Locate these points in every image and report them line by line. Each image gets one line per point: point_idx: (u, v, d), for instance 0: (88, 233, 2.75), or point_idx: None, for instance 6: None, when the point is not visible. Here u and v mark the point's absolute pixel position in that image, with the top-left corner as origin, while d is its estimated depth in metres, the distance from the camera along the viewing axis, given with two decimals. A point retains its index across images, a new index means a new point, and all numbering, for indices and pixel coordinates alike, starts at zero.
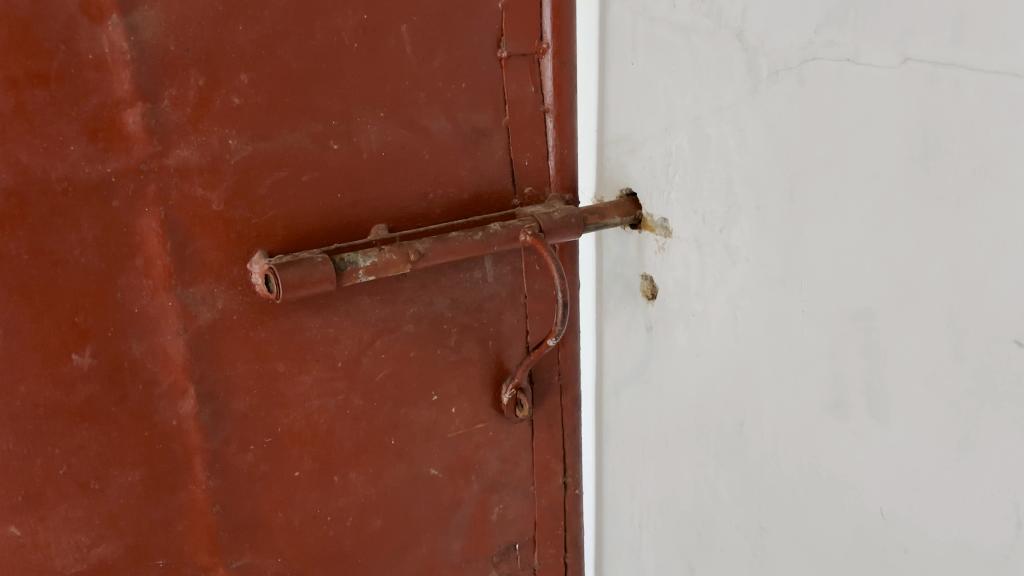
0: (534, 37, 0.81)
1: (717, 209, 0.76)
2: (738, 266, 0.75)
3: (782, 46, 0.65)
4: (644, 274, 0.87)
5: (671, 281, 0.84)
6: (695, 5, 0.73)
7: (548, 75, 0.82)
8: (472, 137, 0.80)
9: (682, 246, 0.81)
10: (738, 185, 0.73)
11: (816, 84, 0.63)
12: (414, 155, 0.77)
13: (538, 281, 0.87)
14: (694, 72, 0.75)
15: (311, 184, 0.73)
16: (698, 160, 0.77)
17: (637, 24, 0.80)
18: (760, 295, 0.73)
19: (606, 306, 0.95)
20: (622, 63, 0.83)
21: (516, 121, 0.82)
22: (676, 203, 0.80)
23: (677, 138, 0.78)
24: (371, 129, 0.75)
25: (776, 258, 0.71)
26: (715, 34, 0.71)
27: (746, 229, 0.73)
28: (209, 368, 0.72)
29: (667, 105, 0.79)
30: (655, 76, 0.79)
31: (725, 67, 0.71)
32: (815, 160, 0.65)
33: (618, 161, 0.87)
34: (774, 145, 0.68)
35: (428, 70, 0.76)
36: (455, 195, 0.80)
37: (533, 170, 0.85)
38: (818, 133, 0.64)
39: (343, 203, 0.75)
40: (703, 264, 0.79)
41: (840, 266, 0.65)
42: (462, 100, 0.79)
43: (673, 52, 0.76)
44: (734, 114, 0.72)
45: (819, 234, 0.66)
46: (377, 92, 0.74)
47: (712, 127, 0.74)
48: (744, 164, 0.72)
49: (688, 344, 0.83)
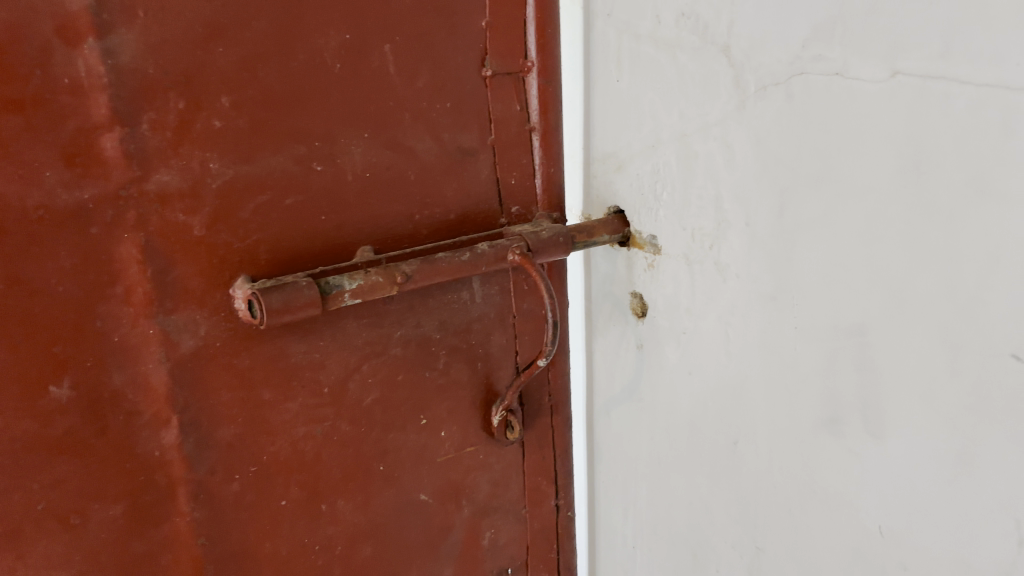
0: (518, 56, 0.80)
1: (706, 225, 0.75)
2: (729, 284, 0.74)
3: (769, 61, 0.65)
4: (634, 292, 0.86)
5: (661, 298, 0.82)
6: (680, 21, 0.72)
7: (535, 93, 0.81)
8: (457, 157, 0.79)
9: (672, 263, 0.80)
10: (726, 202, 0.72)
11: (804, 99, 0.63)
12: (397, 175, 0.76)
13: (526, 300, 0.86)
14: (680, 88, 0.74)
15: (294, 208, 0.71)
16: (686, 177, 0.76)
17: (621, 41, 0.79)
18: (751, 311, 0.72)
19: (593, 324, 0.93)
20: (606, 81, 0.82)
21: (502, 140, 0.81)
22: (664, 220, 0.79)
23: (664, 156, 0.78)
24: (355, 150, 0.73)
25: (766, 275, 0.70)
26: (701, 50, 0.71)
27: (737, 244, 0.72)
28: (192, 397, 0.71)
29: (653, 122, 0.78)
30: (640, 93, 0.79)
31: (711, 83, 0.71)
32: (804, 175, 0.64)
33: (601, 179, 0.86)
34: (763, 160, 0.68)
35: (412, 90, 0.75)
36: (441, 216, 0.79)
37: (520, 189, 0.83)
38: (807, 148, 0.63)
39: (328, 226, 0.73)
40: (693, 281, 0.78)
41: (833, 281, 0.64)
42: (447, 119, 0.78)
43: (658, 70, 0.76)
44: (722, 131, 0.71)
45: (810, 250, 0.65)
46: (360, 113, 0.73)
47: (700, 144, 0.73)
48: (732, 180, 0.71)
49: (679, 363, 0.82)
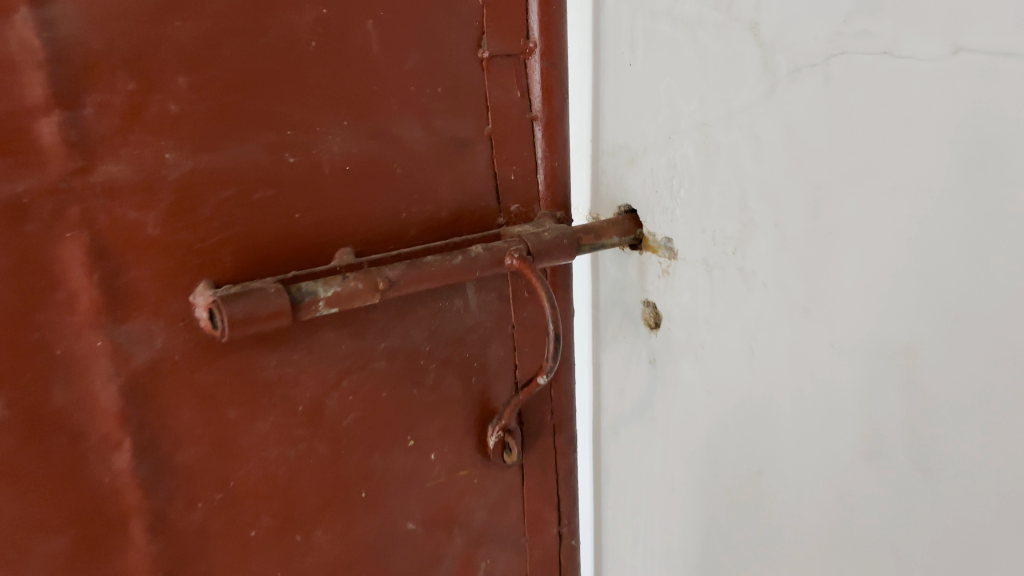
0: (520, 36, 0.71)
1: (728, 227, 0.66)
2: (754, 293, 0.65)
3: (803, 39, 0.56)
4: (646, 300, 0.77)
5: (677, 308, 0.74)
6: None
7: (537, 78, 0.72)
8: (450, 148, 0.70)
9: (689, 269, 0.72)
10: (752, 201, 0.64)
11: (844, 82, 0.54)
12: (383, 169, 0.67)
13: (527, 308, 0.78)
14: (700, 72, 0.65)
15: (263, 204, 0.63)
16: (705, 172, 0.67)
17: (636, 20, 0.70)
18: (779, 324, 0.64)
19: (600, 334, 0.85)
20: (616, 65, 0.73)
21: (501, 130, 0.72)
22: (681, 221, 0.71)
23: (683, 149, 0.69)
24: (333, 139, 0.65)
25: (797, 284, 0.61)
26: (725, 28, 0.62)
27: (763, 249, 0.64)
28: (148, 416, 0.63)
29: (669, 111, 0.69)
30: (655, 78, 0.70)
31: (737, 66, 0.62)
32: (843, 171, 0.56)
33: (609, 174, 0.77)
34: (795, 153, 0.59)
35: (399, 73, 0.66)
36: (432, 214, 0.71)
37: (520, 185, 0.75)
38: (847, 139, 0.55)
39: (302, 224, 0.65)
40: (713, 289, 0.69)
41: (876, 293, 0.55)
42: (440, 106, 0.69)
43: (676, 52, 0.67)
44: (748, 120, 0.62)
45: (850, 256, 0.57)
46: (340, 97, 0.64)
47: (721, 134, 0.65)
48: (758, 176, 0.63)
49: (696, 381, 0.73)
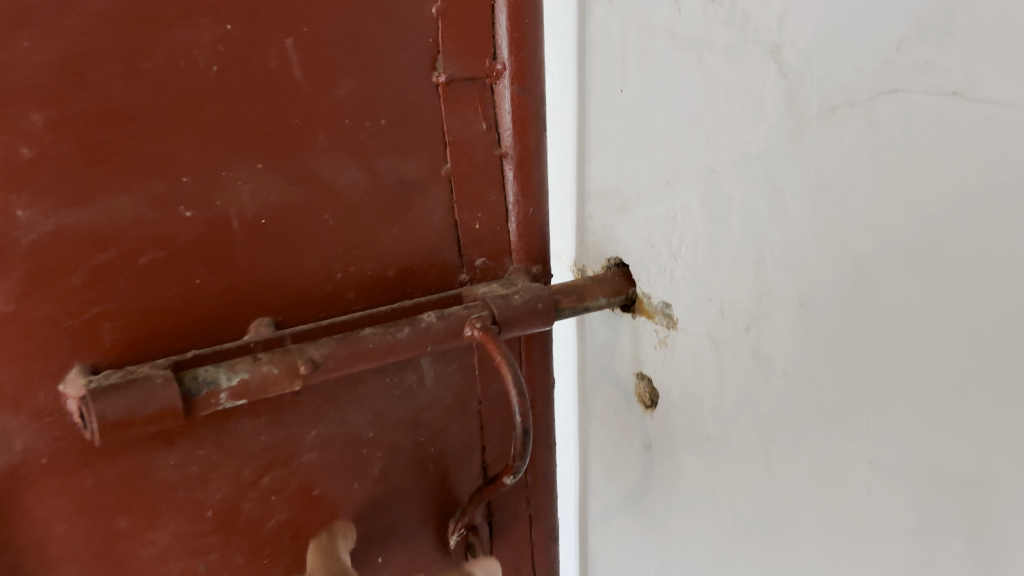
0: (485, 55, 0.57)
1: (741, 299, 0.51)
2: (770, 383, 0.50)
3: (841, 67, 0.40)
4: (640, 373, 0.64)
5: (679, 388, 0.60)
6: (708, 4, 0.47)
7: (506, 107, 0.59)
8: (397, 193, 0.57)
9: (692, 343, 0.57)
10: (771, 270, 0.48)
11: (899, 131, 0.38)
12: (309, 220, 0.54)
13: (495, 381, 0.65)
14: (704, 104, 0.49)
15: (152, 269, 0.50)
16: (713, 229, 0.52)
17: (628, 36, 0.54)
18: (805, 430, 0.49)
19: (586, 405, 0.71)
20: (603, 90, 0.58)
21: (463, 170, 0.59)
22: (682, 284, 0.56)
23: (683, 201, 0.54)
24: (244, 186, 0.52)
25: (830, 383, 0.46)
26: (737, 50, 0.46)
27: (785, 332, 0.48)
28: (8, 532, 0.50)
29: (665, 149, 0.54)
30: (649, 108, 0.54)
31: (753, 100, 0.46)
32: (895, 248, 0.40)
33: (595, 221, 0.64)
34: (828, 216, 0.43)
35: (329, 102, 0.53)
36: (375, 273, 0.58)
37: (486, 235, 0.62)
38: (901, 207, 0.39)
39: (205, 291, 0.52)
40: (722, 371, 0.55)
41: (935, 415, 0.40)
42: (383, 142, 0.55)
43: (674, 76, 0.51)
44: (768, 169, 0.46)
45: (900, 360, 0.41)
46: (252, 135, 0.51)
47: (733, 184, 0.49)
48: (778, 239, 0.47)
49: (701, 477, 0.59)
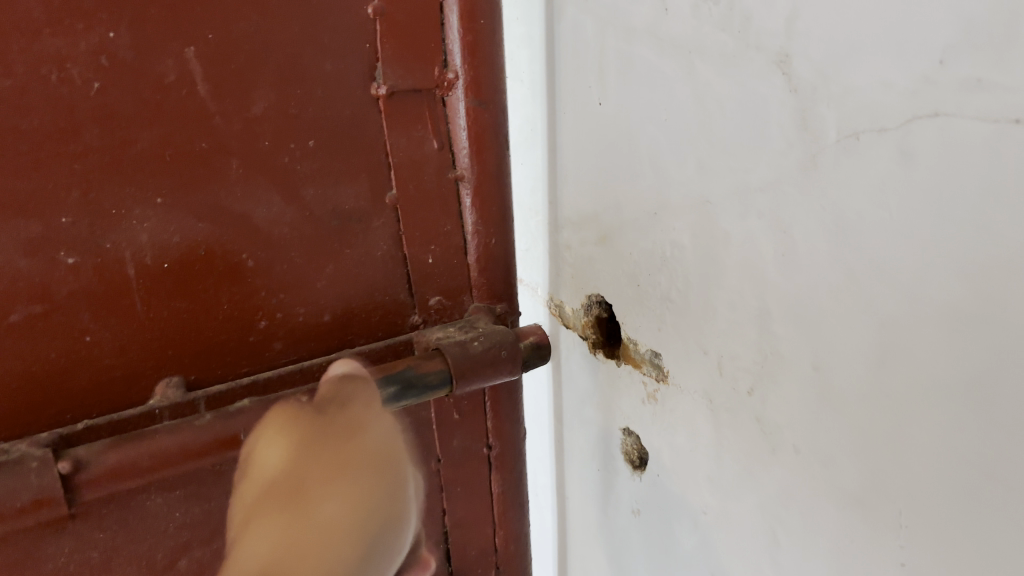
0: (435, 62, 0.48)
1: (740, 360, 0.37)
2: (776, 463, 0.36)
3: (865, 84, 0.27)
4: (625, 427, 0.50)
5: (656, 459, 0.47)
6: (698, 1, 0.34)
7: (461, 123, 0.50)
8: (331, 225, 0.48)
9: (688, 401, 0.42)
10: (777, 323, 0.34)
11: (952, 156, 0.25)
12: (223, 262, 0.46)
13: (458, 436, 0.56)
14: (696, 123, 0.36)
15: (25, 328, 0.41)
16: (706, 275, 0.38)
17: (605, 41, 0.41)
18: (822, 540, 0.34)
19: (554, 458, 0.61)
20: (581, 101, 0.45)
21: (412, 197, 0.50)
22: (672, 334, 0.42)
23: (676, 253, 0.40)
24: (140, 226, 0.43)
25: (853, 484, 0.32)
26: (735, 60, 0.33)
27: (793, 405, 0.34)
28: None
29: (648, 173, 0.40)
30: (634, 126, 0.41)
31: (752, 121, 0.33)
32: (949, 306, 0.26)
33: (574, 253, 0.51)
34: (854, 255, 0.29)
35: (241, 122, 0.44)
36: (308, 320, 0.49)
37: (441, 271, 0.53)
38: (959, 250, 0.25)
39: (98, 351, 0.44)
40: (717, 449, 0.40)
41: (995, 541, 0.26)
42: (312, 168, 0.47)
43: (658, 87, 0.38)
44: (773, 204, 0.33)
45: (961, 463, 0.27)
46: (146, 164, 0.42)
47: (730, 219, 0.35)
48: (785, 293, 0.33)
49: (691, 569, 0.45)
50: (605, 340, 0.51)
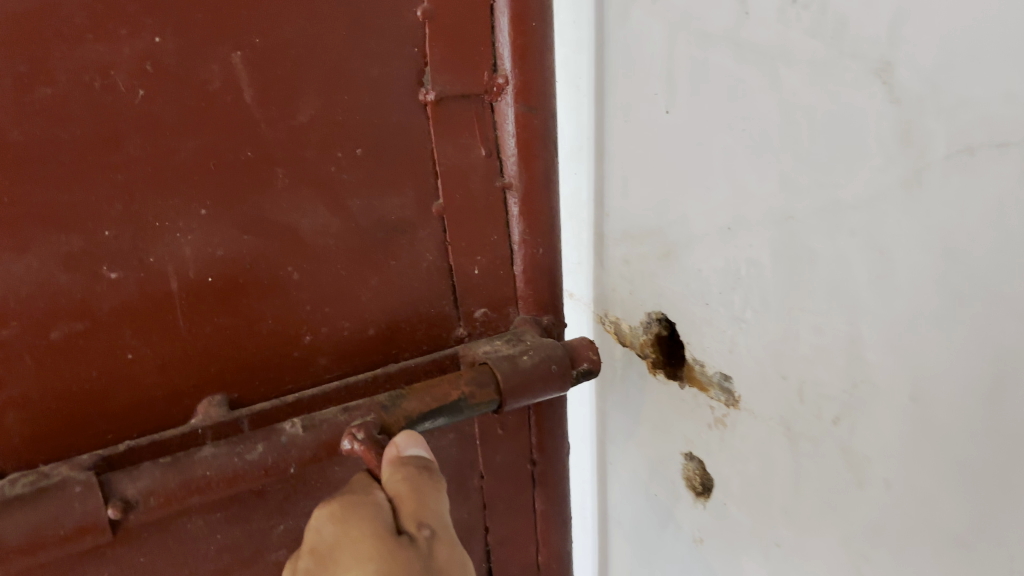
0: (484, 66, 0.47)
1: (825, 387, 0.35)
2: (864, 498, 0.35)
3: (983, 96, 0.26)
4: (688, 453, 0.48)
5: (723, 486, 0.45)
6: (786, 4, 0.32)
7: (509, 129, 0.48)
8: (376, 236, 0.47)
9: (761, 428, 0.40)
10: (871, 349, 0.32)
11: None
12: (267, 276, 0.44)
13: (502, 452, 0.54)
14: (779, 135, 0.34)
15: (65, 346, 0.40)
16: (787, 295, 0.36)
17: (676, 46, 0.40)
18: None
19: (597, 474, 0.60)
20: (645, 109, 0.43)
21: (458, 206, 0.49)
22: (746, 355, 0.40)
23: (755, 271, 0.38)
24: (183, 239, 0.41)
25: (960, 520, 0.30)
26: (829, 68, 0.31)
27: (888, 434, 0.33)
28: None
29: (722, 186, 0.39)
30: (707, 137, 0.39)
31: (847, 133, 0.31)
32: None
33: (631, 268, 0.49)
34: (966, 280, 0.28)
35: (287, 130, 0.42)
36: (353, 335, 0.48)
37: (487, 282, 0.51)
38: None
39: (140, 368, 0.42)
40: (796, 478, 0.39)
41: None
42: (358, 177, 0.45)
43: (736, 96, 0.36)
44: (869, 224, 0.31)
45: None
46: (190, 174, 0.40)
47: (818, 238, 0.34)
48: (881, 318, 0.32)
49: None
50: (666, 360, 0.49)
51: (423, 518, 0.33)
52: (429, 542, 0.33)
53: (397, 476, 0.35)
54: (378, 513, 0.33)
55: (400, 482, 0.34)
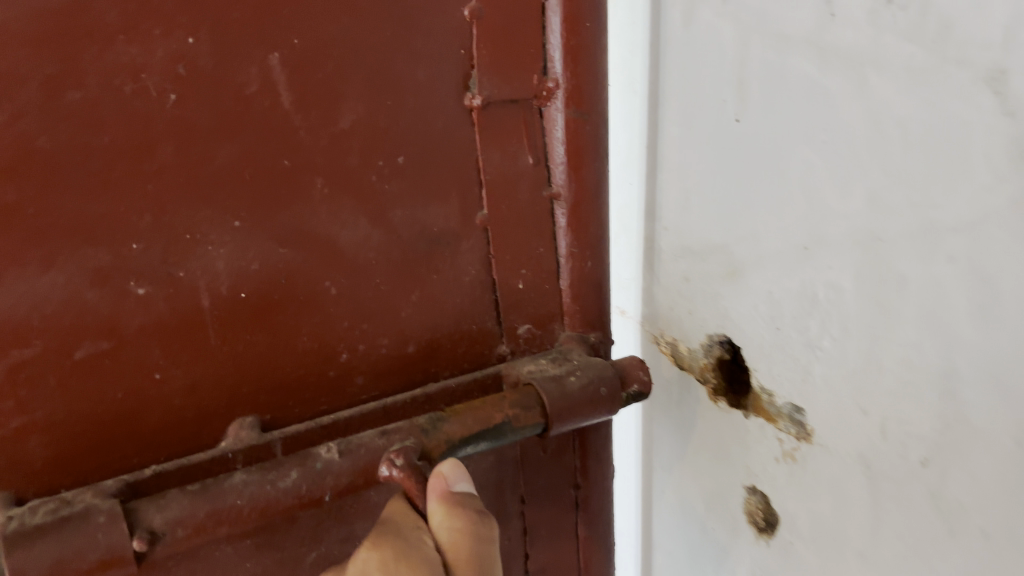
0: (534, 69, 0.44)
1: (914, 425, 0.32)
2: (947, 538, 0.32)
3: None
4: (750, 486, 0.45)
5: (790, 523, 0.42)
6: (878, 6, 0.29)
7: (558, 135, 0.46)
8: (418, 249, 0.44)
9: (836, 466, 0.37)
10: (969, 386, 0.29)
11: None
12: (303, 292, 0.41)
13: (545, 475, 0.51)
14: (866, 148, 0.31)
15: (91, 365, 0.38)
16: (871, 324, 0.33)
17: (748, 50, 0.37)
18: None
19: (646, 499, 0.57)
20: (710, 117, 0.41)
21: (503, 217, 0.46)
22: (820, 385, 0.37)
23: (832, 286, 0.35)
24: (216, 252, 0.39)
25: None
26: (928, 74, 0.28)
27: (985, 481, 0.29)
28: None
29: (799, 202, 0.36)
30: (782, 147, 0.36)
31: (948, 148, 0.28)
32: None
33: (691, 285, 0.46)
34: None
35: (327, 136, 0.40)
36: (392, 353, 0.45)
37: (532, 297, 0.48)
38: None
39: (169, 388, 0.40)
40: (876, 521, 0.36)
41: None
42: (400, 186, 0.42)
43: (818, 104, 0.33)
44: (970, 249, 0.28)
45: None
46: (223, 183, 0.38)
47: (910, 263, 0.31)
48: (979, 350, 0.29)
49: None
50: (728, 386, 0.46)
51: None
52: None
53: (453, 527, 0.34)
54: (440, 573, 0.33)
55: (458, 536, 0.34)
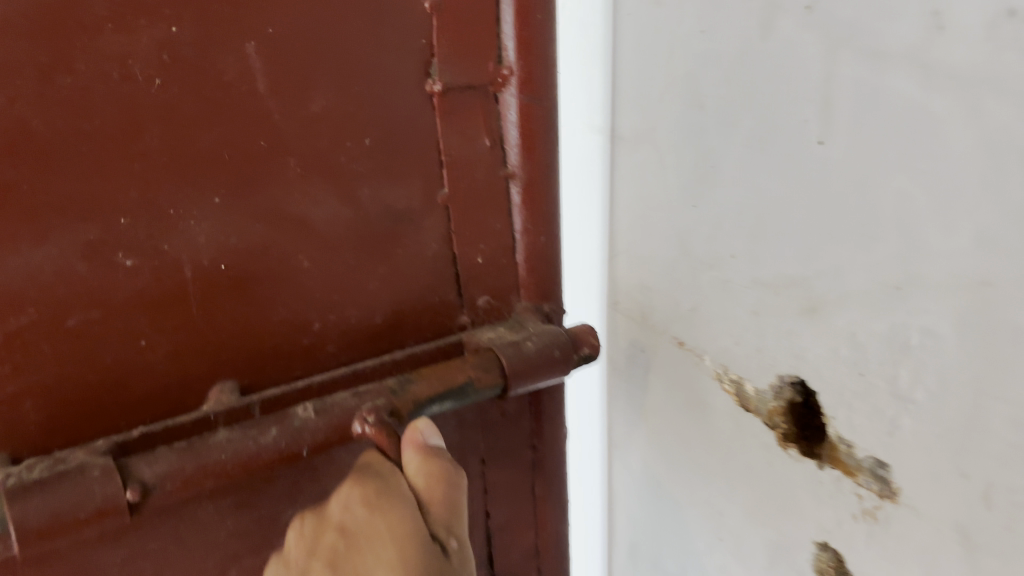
0: (488, 57, 0.48)
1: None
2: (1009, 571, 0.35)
3: None
4: (823, 543, 0.47)
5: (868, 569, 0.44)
6: (997, 21, 0.29)
7: (512, 119, 0.49)
8: (384, 225, 0.47)
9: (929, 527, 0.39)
10: None
11: None
12: (278, 266, 0.45)
13: (503, 437, 0.55)
14: (977, 182, 0.32)
15: (82, 333, 0.40)
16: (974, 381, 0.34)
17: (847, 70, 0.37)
18: None
19: (693, 505, 0.59)
20: (790, 138, 0.41)
21: (462, 195, 0.50)
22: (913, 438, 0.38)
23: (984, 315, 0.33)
24: (197, 228, 0.42)
25: None
26: None
27: None
28: None
29: (891, 233, 0.36)
30: (871, 176, 0.37)
31: None
32: None
33: (762, 320, 0.46)
34: None
35: (301, 120, 0.43)
36: (360, 323, 0.48)
37: (491, 270, 0.52)
38: None
39: (154, 355, 0.43)
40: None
41: None
42: (368, 167, 0.46)
43: (920, 128, 0.34)
44: None
45: None
46: (204, 163, 0.41)
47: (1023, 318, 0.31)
48: None
49: None
50: (801, 434, 0.47)
51: (448, 525, 0.40)
52: (452, 550, 0.40)
53: (427, 473, 0.40)
54: (408, 504, 0.39)
55: (430, 483, 0.40)
